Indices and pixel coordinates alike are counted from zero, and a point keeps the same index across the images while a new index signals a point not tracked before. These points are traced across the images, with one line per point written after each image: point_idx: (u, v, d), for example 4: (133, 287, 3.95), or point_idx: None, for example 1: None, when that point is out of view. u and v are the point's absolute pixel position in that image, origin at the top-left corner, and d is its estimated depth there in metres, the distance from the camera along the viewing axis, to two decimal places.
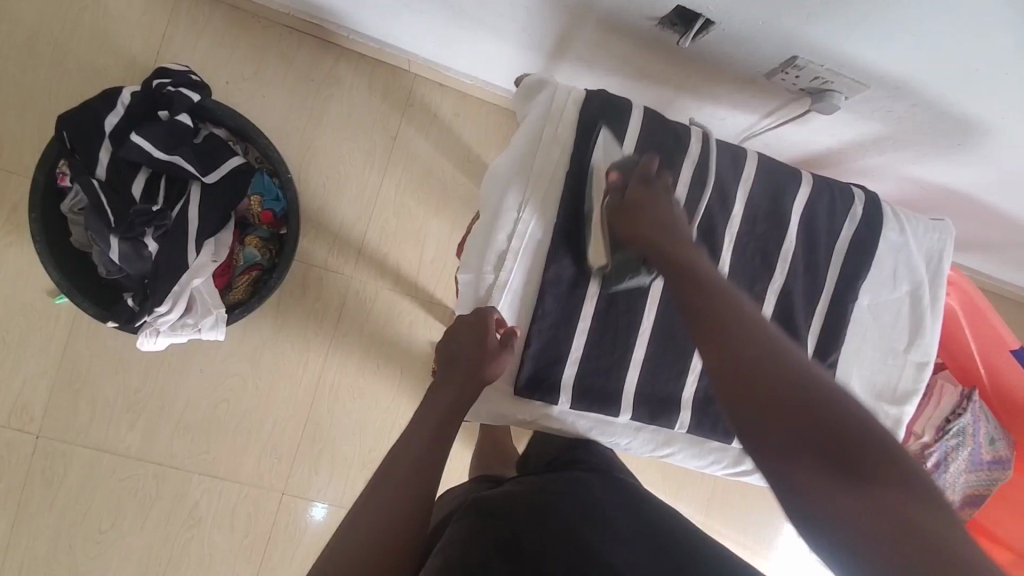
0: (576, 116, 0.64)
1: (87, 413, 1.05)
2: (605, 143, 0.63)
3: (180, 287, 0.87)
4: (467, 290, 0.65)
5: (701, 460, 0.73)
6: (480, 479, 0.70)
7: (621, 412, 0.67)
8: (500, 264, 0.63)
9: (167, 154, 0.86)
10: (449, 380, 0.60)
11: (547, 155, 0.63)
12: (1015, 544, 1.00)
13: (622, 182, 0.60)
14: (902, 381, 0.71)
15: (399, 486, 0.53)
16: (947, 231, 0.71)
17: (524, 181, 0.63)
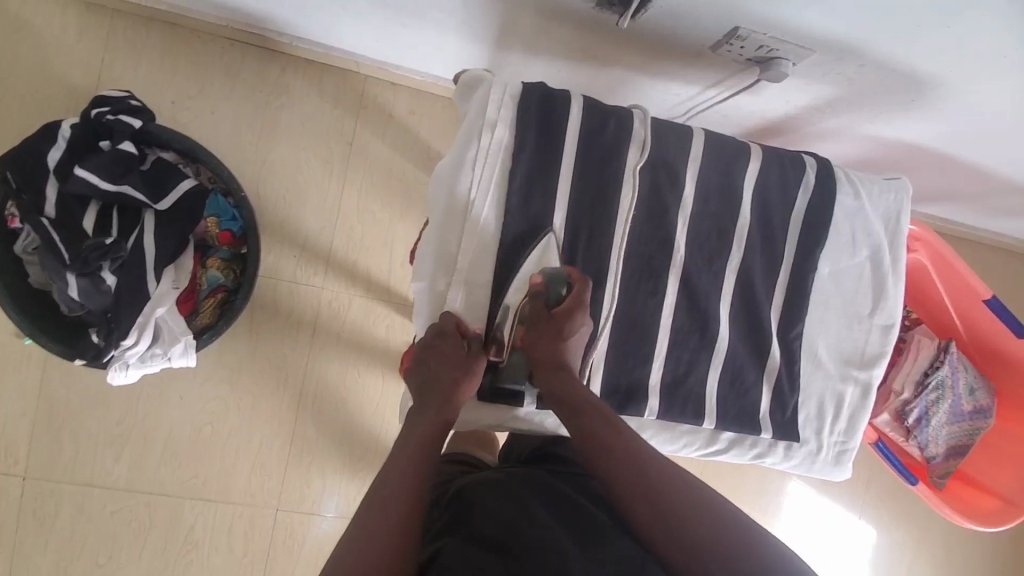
0: (515, 110, 0.63)
1: (70, 450, 1.04)
2: (545, 246, 0.63)
3: (145, 317, 0.85)
4: (422, 298, 0.63)
5: (673, 445, 0.68)
6: (448, 462, 0.72)
7: None
8: (452, 267, 0.62)
9: (114, 185, 0.84)
10: (428, 404, 0.58)
11: (489, 154, 0.62)
12: (1001, 491, 0.99)
13: (546, 308, 0.60)
14: (869, 345, 0.71)
15: (397, 504, 0.51)
16: (903, 190, 0.70)
17: (468, 182, 0.62)
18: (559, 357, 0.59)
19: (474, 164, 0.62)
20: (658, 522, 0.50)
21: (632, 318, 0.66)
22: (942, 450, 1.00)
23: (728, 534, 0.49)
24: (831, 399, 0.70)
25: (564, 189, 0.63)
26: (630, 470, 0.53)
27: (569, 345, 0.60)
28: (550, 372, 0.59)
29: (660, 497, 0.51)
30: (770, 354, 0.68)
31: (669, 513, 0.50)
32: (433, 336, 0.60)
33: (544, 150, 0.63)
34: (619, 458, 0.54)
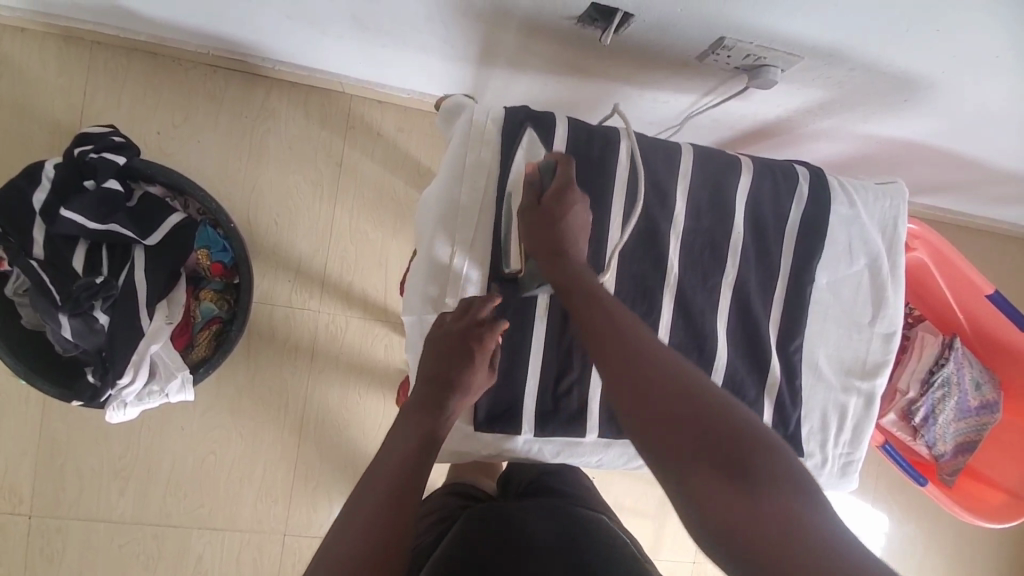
0: (499, 135, 0.61)
1: (74, 486, 1.04)
2: (530, 141, 0.62)
3: (139, 355, 0.84)
4: (412, 330, 0.63)
5: None
6: (449, 491, 0.72)
7: (588, 431, 0.65)
8: (441, 297, 0.61)
9: (101, 224, 0.83)
10: (425, 403, 0.57)
11: (474, 180, 0.60)
12: (1010, 486, 0.99)
13: (539, 191, 0.58)
14: (870, 354, 0.69)
15: (379, 505, 0.50)
16: (899, 196, 0.69)
17: (455, 210, 0.60)
18: (559, 236, 0.57)
19: (460, 192, 0.60)
20: (667, 420, 0.43)
21: None
22: (951, 448, 0.99)
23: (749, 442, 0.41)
24: (834, 411, 0.69)
25: None
26: (643, 368, 0.46)
27: (571, 227, 0.57)
28: (550, 252, 0.56)
29: (673, 394, 0.44)
30: (771, 370, 0.66)
31: (682, 413, 0.43)
32: (460, 334, 0.57)
33: None
34: (631, 356, 0.48)
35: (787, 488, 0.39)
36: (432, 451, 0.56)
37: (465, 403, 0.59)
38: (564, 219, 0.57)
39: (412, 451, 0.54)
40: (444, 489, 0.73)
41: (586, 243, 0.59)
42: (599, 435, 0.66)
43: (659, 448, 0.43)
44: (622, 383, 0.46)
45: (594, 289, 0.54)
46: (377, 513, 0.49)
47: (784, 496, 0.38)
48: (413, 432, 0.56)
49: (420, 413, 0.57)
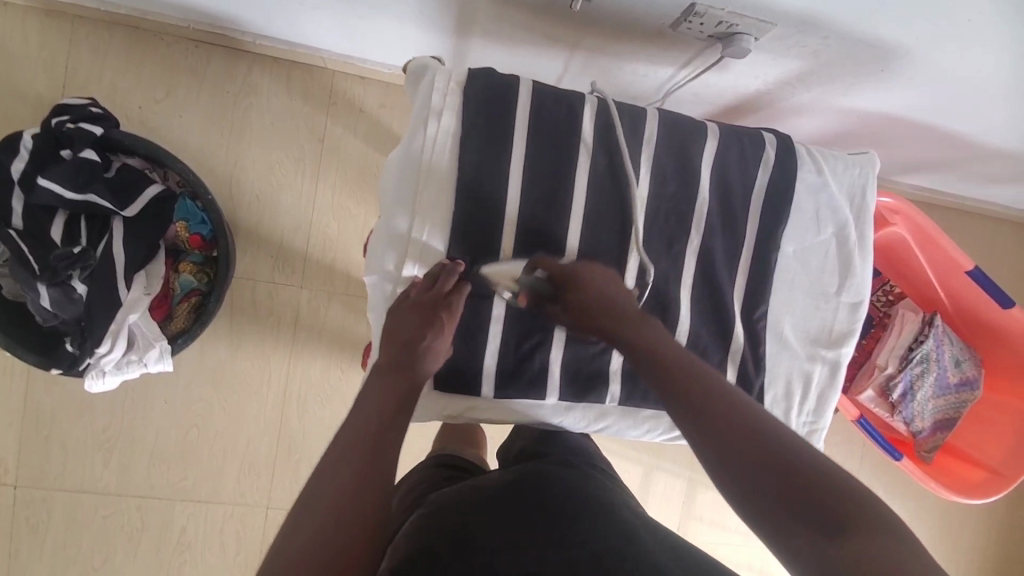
0: (462, 98, 0.59)
1: (59, 458, 1.06)
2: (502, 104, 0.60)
3: (117, 325, 0.86)
4: (376, 293, 0.61)
5: (637, 430, 0.69)
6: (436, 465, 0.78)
7: (547, 393, 0.65)
8: (401, 263, 0.60)
9: (79, 194, 0.83)
10: (389, 366, 0.57)
11: (438, 142, 0.58)
12: (990, 463, 0.98)
13: (551, 300, 0.60)
14: (837, 323, 0.69)
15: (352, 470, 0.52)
16: (869, 165, 0.68)
17: (418, 172, 0.59)
18: (598, 304, 0.58)
19: (421, 153, 0.59)
20: (757, 475, 0.46)
21: None
22: (929, 424, 0.99)
23: (837, 487, 0.44)
24: (799, 379, 0.68)
25: (518, 178, 0.60)
26: (727, 426, 0.49)
27: (602, 289, 0.58)
28: (601, 324, 0.58)
29: (748, 435, 0.48)
30: (734, 336, 0.66)
31: (772, 468, 0.46)
32: (429, 303, 0.58)
33: (494, 141, 0.60)
34: (704, 400, 0.51)
35: (881, 527, 0.42)
36: (408, 414, 0.57)
37: (434, 366, 0.59)
38: (592, 293, 0.58)
39: (385, 417, 0.55)
40: (427, 462, 0.81)
41: (619, 287, 0.59)
42: (561, 398, 0.66)
43: (755, 499, 0.46)
44: (709, 442, 0.49)
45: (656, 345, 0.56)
46: (355, 476, 0.51)
47: (880, 536, 0.41)
48: (382, 399, 0.56)
49: (389, 378, 0.57)
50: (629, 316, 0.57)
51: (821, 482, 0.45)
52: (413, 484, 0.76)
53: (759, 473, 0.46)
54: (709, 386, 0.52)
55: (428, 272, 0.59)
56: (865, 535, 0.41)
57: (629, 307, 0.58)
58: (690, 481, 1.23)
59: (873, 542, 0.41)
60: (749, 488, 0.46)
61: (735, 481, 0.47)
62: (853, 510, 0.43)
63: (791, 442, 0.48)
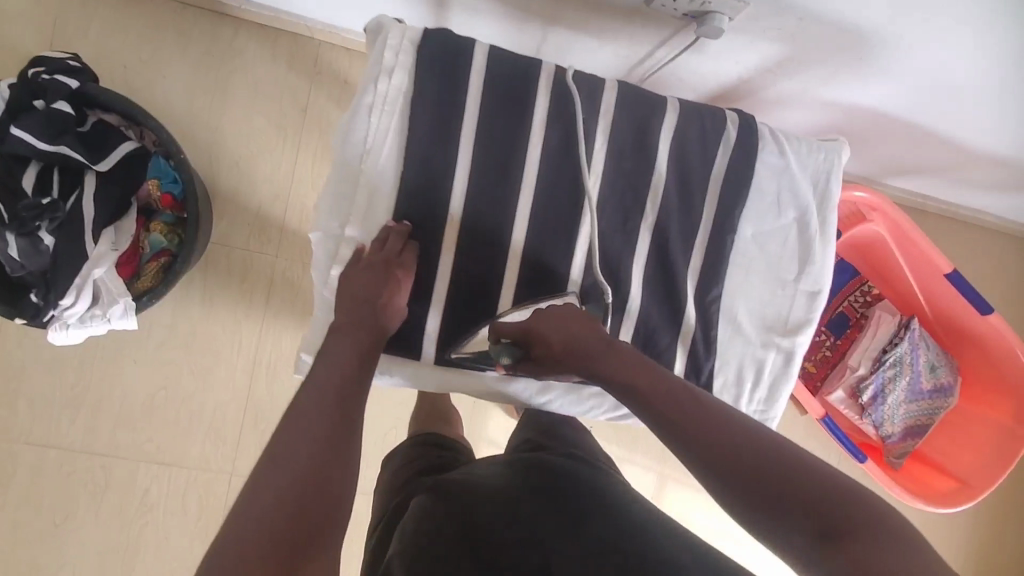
0: (414, 57, 0.58)
1: (27, 412, 1.06)
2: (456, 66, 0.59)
3: (81, 280, 0.86)
4: (319, 250, 0.60)
5: (580, 407, 0.71)
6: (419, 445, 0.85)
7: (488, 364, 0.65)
8: (345, 221, 0.59)
9: (51, 145, 0.84)
10: (346, 324, 0.55)
11: (388, 100, 0.58)
12: (963, 475, 0.95)
13: (523, 352, 0.59)
14: (794, 312, 0.67)
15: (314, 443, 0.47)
16: (837, 151, 0.66)
17: (366, 129, 0.58)
18: (568, 347, 0.56)
19: (371, 110, 0.58)
20: (746, 490, 0.47)
21: (539, 280, 0.63)
22: (899, 430, 0.97)
23: (830, 495, 0.46)
24: (752, 366, 0.67)
25: (468, 142, 0.60)
26: (716, 448, 0.49)
27: (569, 331, 0.57)
28: (578, 364, 0.56)
29: (744, 455, 0.48)
30: (685, 316, 0.65)
31: (764, 483, 0.47)
32: (382, 264, 0.57)
33: (446, 104, 0.59)
34: (694, 422, 0.51)
35: (871, 527, 0.44)
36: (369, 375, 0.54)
37: (391, 327, 0.58)
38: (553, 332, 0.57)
39: (346, 377, 0.52)
40: (415, 441, 0.87)
41: (583, 326, 0.58)
42: (503, 371, 0.65)
43: (751, 512, 0.47)
44: (701, 468, 0.49)
45: (637, 376, 0.54)
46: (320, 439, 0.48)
47: (872, 537, 0.43)
48: (344, 365, 0.52)
49: (346, 339, 0.54)
50: (603, 351, 0.56)
51: (810, 492, 0.46)
52: (402, 463, 0.81)
53: (760, 493, 0.47)
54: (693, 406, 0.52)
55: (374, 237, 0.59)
56: (858, 538, 0.43)
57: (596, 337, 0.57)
58: (659, 478, 1.20)
59: (867, 546, 0.43)
60: (753, 508, 0.47)
61: (738, 503, 0.48)
62: (845, 514, 0.45)
63: (778, 452, 0.48)
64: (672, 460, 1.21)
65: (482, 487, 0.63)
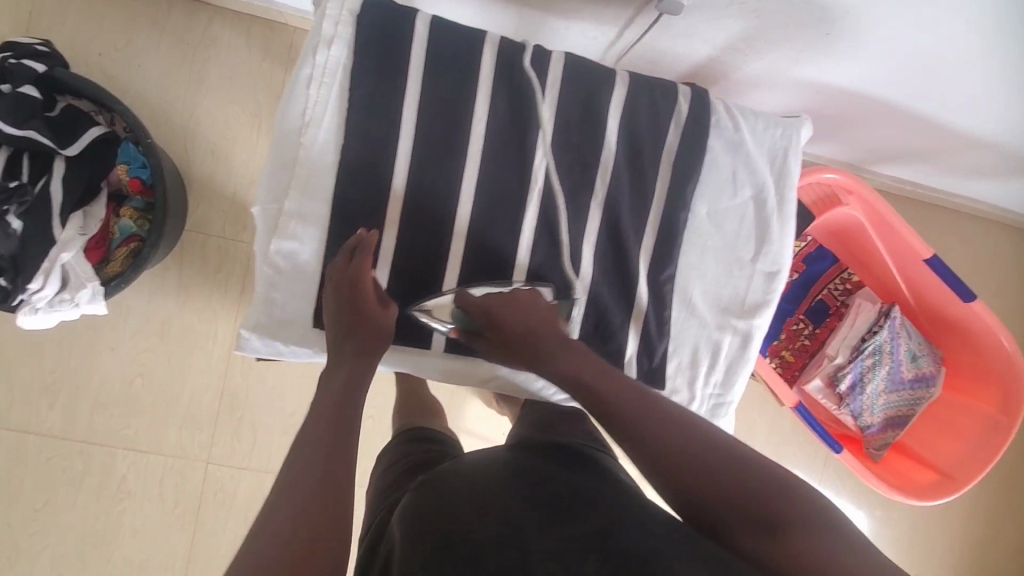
0: (354, 28, 0.58)
1: (7, 397, 1.07)
2: (397, 41, 0.59)
3: (50, 262, 0.87)
4: (260, 225, 0.59)
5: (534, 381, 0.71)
6: (403, 439, 0.79)
7: (432, 342, 0.65)
8: (283, 194, 0.59)
9: (19, 129, 0.83)
10: (341, 353, 0.56)
11: (327, 70, 0.58)
12: (943, 465, 0.93)
13: (477, 335, 0.60)
14: (751, 292, 0.69)
15: (314, 481, 0.48)
16: (795, 127, 0.68)
17: (303, 100, 0.58)
18: (519, 337, 0.57)
19: (311, 82, 0.58)
20: (694, 487, 0.49)
21: (487, 256, 0.63)
22: (879, 421, 0.95)
23: (774, 492, 0.48)
24: (707, 347, 0.69)
25: (410, 117, 0.59)
26: (666, 447, 0.50)
27: (520, 321, 0.58)
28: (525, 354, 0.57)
29: (692, 455, 0.50)
30: (637, 295, 0.66)
31: (716, 481, 0.49)
32: (356, 278, 0.57)
33: (387, 76, 0.58)
34: (645, 421, 0.52)
35: (815, 527, 0.46)
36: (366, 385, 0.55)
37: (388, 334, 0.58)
38: (510, 318, 0.58)
39: (343, 395, 0.54)
40: (401, 438, 0.80)
41: (538, 313, 0.58)
42: (445, 350, 0.66)
43: (701, 506, 0.49)
44: (654, 468, 0.50)
45: (586, 372, 0.55)
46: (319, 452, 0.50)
47: (813, 534, 0.45)
48: (337, 390, 0.54)
49: (342, 366, 0.56)
50: (553, 347, 0.57)
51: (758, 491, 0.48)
52: (389, 465, 0.75)
53: (708, 492, 0.49)
54: (643, 407, 0.53)
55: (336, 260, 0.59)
56: (799, 531, 0.46)
57: (555, 334, 0.57)
58: (642, 471, 1.18)
59: (806, 536, 0.45)
60: (701, 505, 0.49)
61: (687, 501, 0.49)
62: (786, 508, 0.47)
63: (729, 451, 0.50)
64: None
65: (469, 475, 0.60)
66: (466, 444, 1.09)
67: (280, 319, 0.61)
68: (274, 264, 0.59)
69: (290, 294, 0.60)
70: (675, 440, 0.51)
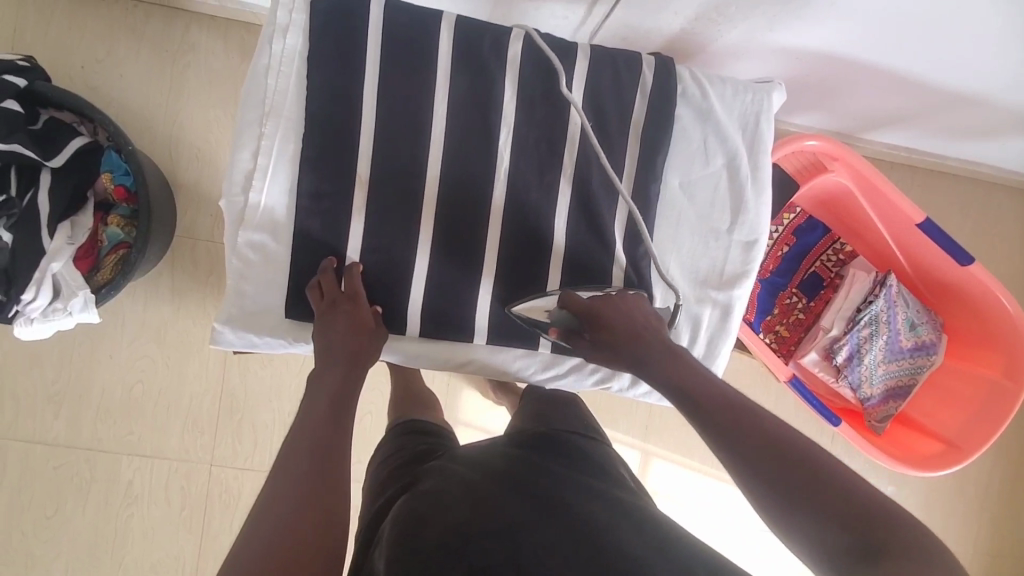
0: (307, 21, 0.61)
1: (12, 408, 1.09)
2: (348, 38, 0.62)
3: (41, 273, 0.88)
4: (229, 216, 0.63)
5: (509, 363, 0.71)
6: (400, 428, 0.78)
7: (408, 329, 0.68)
8: (249, 185, 0.62)
9: (3, 143, 0.83)
10: (329, 365, 0.60)
11: (283, 61, 0.61)
12: (946, 434, 0.91)
13: (580, 335, 0.62)
14: (730, 263, 0.72)
15: (300, 488, 0.52)
16: (765, 91, 0.71)
17: (261, 90, 0.62)
18: (624, 333, 0.60)
19: (269, 72, 0.61)
20: (788, 494, 0.48)
21: (455, 233, 0.66)
22: (879, 392, 0.93)
23: (875, 512, 0.45)
24: (689, 320, 0.72)
25: (368, 106, 0.63)
26: (760, 451, 0.50)
27: (628, 322, 0.61)
28: (629, 354, 0.59)
29: (787, 462, 0.49)
30: (615, 269, 0.70)
31: (810, 494, 0.47)
32: (353, 294, 0.63)
33: (342, 66, 0.62)
34: (741, 424, 0.52)
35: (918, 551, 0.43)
36: (351, 404, 0.59)
37: (374, 347, 0.63)
38: (616, 313, 0.61)
39: (330, 409, 0.58)
40: (398, 430, 0.78)
41: (642, 320, 0.61)
42: (420, 332, 0.68)
43: (779, 510, 0.48)
44: (744, 471, 0.50)
45: (693, 377, 0.57)
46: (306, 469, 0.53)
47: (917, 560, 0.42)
48: (323, 402, 0.58)
49: (324, 380, 0.60)
50: (658, 352, 0.59)
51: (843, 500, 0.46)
52: (384, 459, 0.73)
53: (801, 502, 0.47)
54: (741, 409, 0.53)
55: (322, 275, 0.63)
56: (889, 541, 0.43)
57: (655, 332, 0.60)
58: (644, 454, 1.16)
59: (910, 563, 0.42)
60: (793, 516, 0.47)
61: (779, 510, 0.48)
62: (879, 521, 0.45)
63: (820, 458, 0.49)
64: (657, 437, 1.16)
65: (476, 473, 0.58)
66: (463, 436, 1.10)
67: (252, 311, 0.64)
68: (243, 257, 0.62)
69: (259, 285, 0.64)
70: (772, 445, 0.50)
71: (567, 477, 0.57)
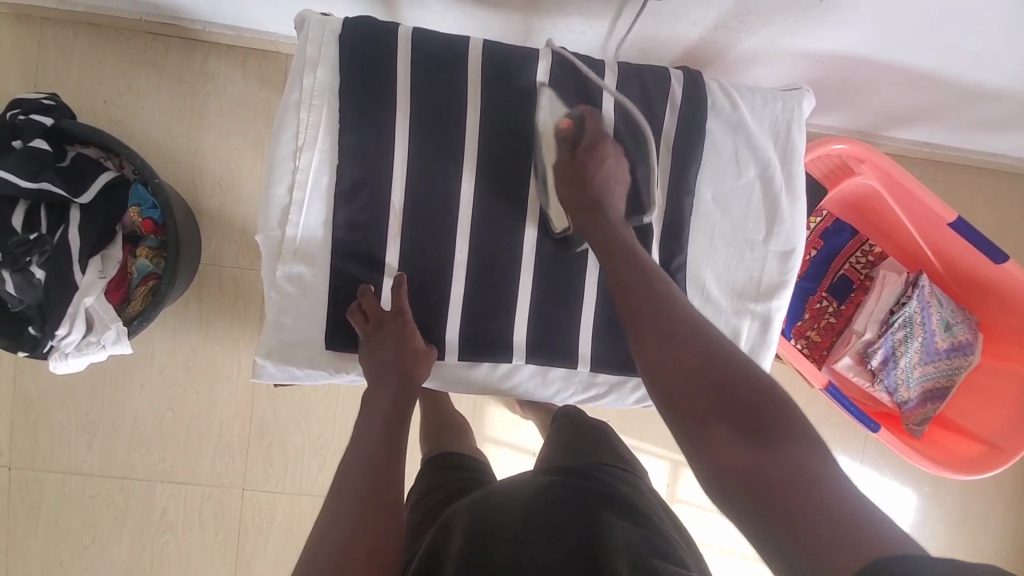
0: (337, 55, 0.62)
1: (47, 440, 1.10)
2: (376, 69, 0.62)
3: (74, 308, 0.89)
4: (267, 249, 0.63)
5: (548, 388, 0.72)
6: (433, 461, 0.77)
7: (445, 354, 0.67)
8: (285, 219, 0.63)
9: (33, 182, 0.84)
10: (380, 389, 0.61)
11: (314, 94, 0.61)
12: (984, 435, 0.90)
13: (576, 144, 0.65)
14: (767, 274, 0.72)
15: (354, 516, 0.52)
16: (796, 99, 0.70)
17: (292, 124, 0.62)
18: (593, 185, 0.63)
19: (300, 107, 0.62)
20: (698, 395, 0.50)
21: (487, 257, 0.67)
22: (916, 395, 0.92)
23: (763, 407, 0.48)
24: (728, 333, 0.72)
25: (400, 135, 0.63)
26: (678, 355, 0.52)
27: (599, 175, 0.64)
28: (578, 199, 0.63)
29: (699, 361, 0.51)
30: None
31: (717, 397, 0.49)
32: (398, 312, 0.63)
33: (372, 97, 0.62)
34: (668, 326, 0.53)
35: (800, 447, 0.45)
36: (405, 428, 0.60)
37: (424, 369, 0.63)
38: (595, 158, 0.64)
39: (382, 436, 0.58)
40: (432, 465, 0.77)
41: (612, 184, 0.64)
42: (461, 358, 0.68)
43: (689, 415, 0.49)
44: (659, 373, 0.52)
45: (616, 237, 0.60)
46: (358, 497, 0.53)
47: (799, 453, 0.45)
48: (376, 431, 0.59)
49: (373, 406, 0.61)
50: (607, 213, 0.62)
51: (792, 474, 0.43)
52: (420, 497, 0.72)
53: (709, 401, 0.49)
54: (670, 308, 0.55)
55: (365, 296, 0.64)
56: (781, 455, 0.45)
57: (614, 202, 0.63)
58: (674, 465, 1.15)
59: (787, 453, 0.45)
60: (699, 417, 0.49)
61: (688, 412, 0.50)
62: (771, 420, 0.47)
63: (781, 432, 0.46)
64: None
65: (511, 497, 0.58)
66: (491, 452, 1.09)
67: (292, 343, 0.64)
68: (280, 290, 0.63)
69: (298, 317, 0.64)
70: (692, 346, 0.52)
71: (592, 514, 0.55)
